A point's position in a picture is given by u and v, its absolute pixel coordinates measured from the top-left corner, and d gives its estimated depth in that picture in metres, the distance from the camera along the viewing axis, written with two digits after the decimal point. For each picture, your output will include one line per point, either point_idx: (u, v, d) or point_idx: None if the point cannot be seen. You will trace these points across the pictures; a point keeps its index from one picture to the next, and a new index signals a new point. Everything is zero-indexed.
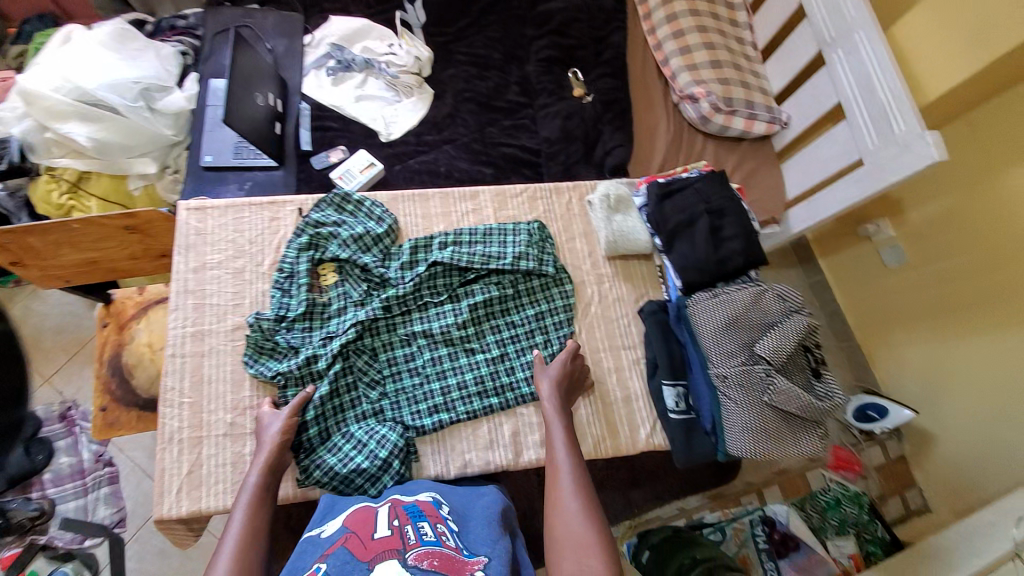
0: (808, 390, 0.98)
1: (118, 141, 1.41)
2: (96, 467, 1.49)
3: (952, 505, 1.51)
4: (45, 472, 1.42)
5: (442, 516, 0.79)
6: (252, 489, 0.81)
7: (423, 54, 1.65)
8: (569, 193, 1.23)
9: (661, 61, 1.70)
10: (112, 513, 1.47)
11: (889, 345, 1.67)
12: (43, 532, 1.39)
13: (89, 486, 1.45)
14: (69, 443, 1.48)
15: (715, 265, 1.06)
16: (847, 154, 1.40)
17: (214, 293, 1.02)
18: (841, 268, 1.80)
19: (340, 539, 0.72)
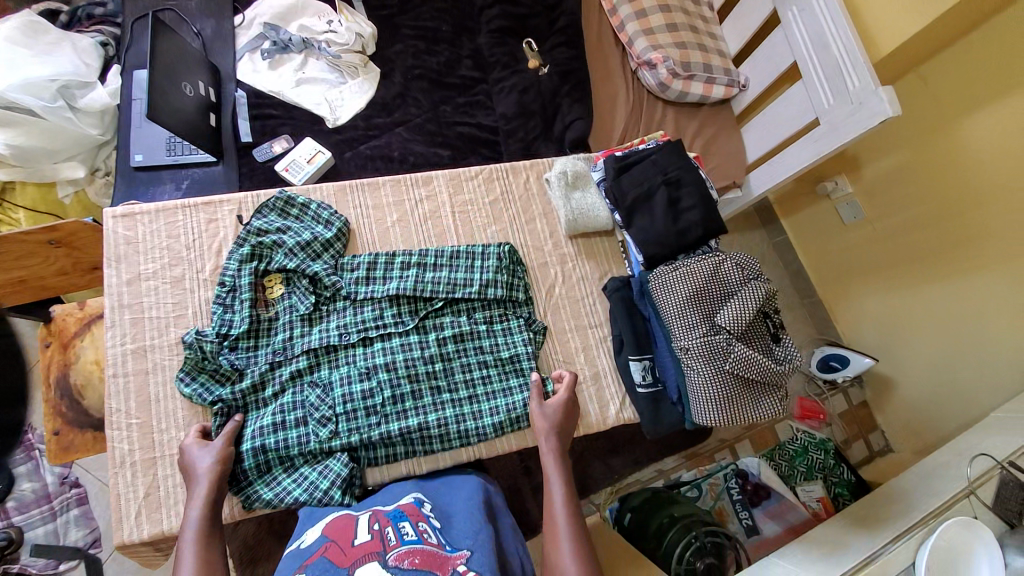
0: (769, 355, 0.99)
1: (40, 146, 1.29)
2: (62, 490, 1.42)
3: (912, 445, 1.60)
4: (8, 501, 1.35)
5: (424, 515, 0.77)
6: (195, 528, 0.76)
7: (364, 30, 1.54)
8: (526, 172, 1.19)
9: (617, 26, 1.64)
10: (85, 534, 1.41)
11: (849, 299, 1.72)
12: (14, 561, 1.32)
13: (58, 510, 1.38)
14: (30, 468, 1.40)
15: (675, 237, 1.05)
16: (803, 114, 1.40)
17: (153, 305, 0.96)
18: (805, 231, 1.83)
19: (319, 548, 0.68)
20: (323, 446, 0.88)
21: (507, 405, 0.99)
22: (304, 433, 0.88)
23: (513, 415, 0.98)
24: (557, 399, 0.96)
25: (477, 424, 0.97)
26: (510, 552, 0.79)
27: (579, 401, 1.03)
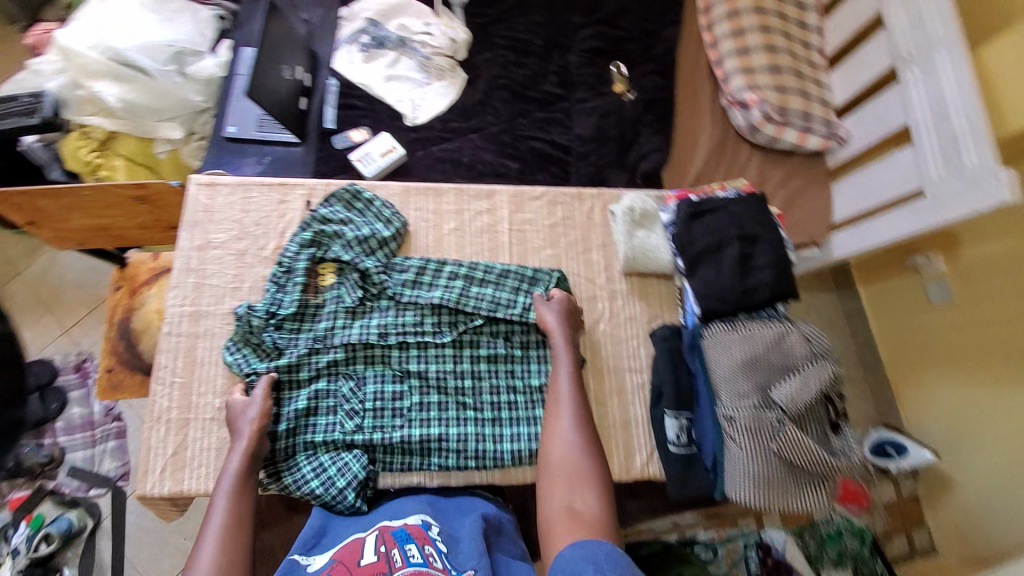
0: (824, 445, 0.90)
1: (146, 103, 1.42)
2: (105, 420, 1.61)
3: (961, 554, 1.42)
4: (57, 421, 1.58)
5: (431, 538, 0.76)
6: (232, 477, 0.80)
7: (458, 36, 1.60)
8: (591, 200, 1.15)
9: (714, 61, 1.57)
10: (116, 466, 1.58)
11: (919, 386, 1.54)
12: (52, 478, 1.55)
13: (96, 439, 1.58)
14: (81, 394, 1.62)
15: (740, 295, 0.97)
16: (905, 181, 1.29)
17: (215, 273, 1.02)
18: (884, 304, 1.64)
19: (327, 569, 0.71)
20: (346, 438, 0.91)
21: (528, 434, 0.96)
22: (333, 420, 0.92)
23: (532, 448, 0.95)
24: (558, 303, 0.98)
25: (495, 449, 0.95)
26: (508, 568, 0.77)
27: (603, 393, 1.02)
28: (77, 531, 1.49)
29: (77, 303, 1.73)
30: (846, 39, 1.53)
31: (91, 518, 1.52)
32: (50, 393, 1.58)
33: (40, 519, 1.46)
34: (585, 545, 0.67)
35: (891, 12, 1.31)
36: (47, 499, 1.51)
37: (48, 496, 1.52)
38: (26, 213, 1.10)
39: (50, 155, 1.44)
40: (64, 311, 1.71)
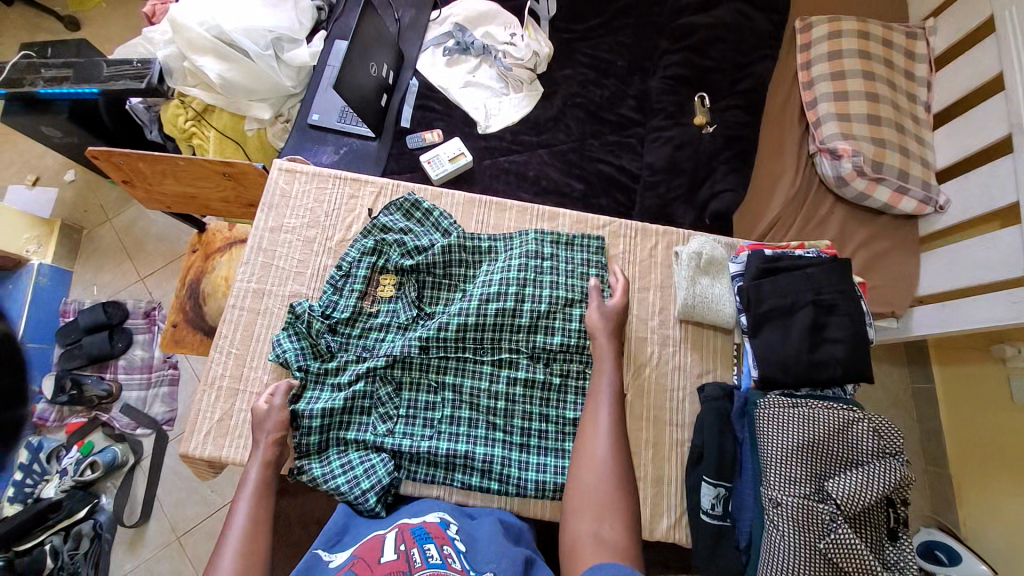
0: (878, 554, 0.82)
1: (242, 83, 1.52)
2: (162, 366, 1.74)
3: None
4: (120, 359, 1.70)
5: (449, 538, 0.74)
6: (252, 486, 0.82)
7: (541, 50, 1.56)
8: (656, 238, 1.10)
9: (808, 102, 1.47)
10: (165, 411, 1.71)
11: (984, 491, 1.35)
12: (106, 411, 1.68)
13: (152, 382, 1.70)
14: (145, 339, 1.75)
15: (807, 367, 0.91)
16: (1009, 265, 1.16)
17: (283, 256, 1.06)
18: (959, 390, 1.46)
19: (348, 563, 0.68)
20: (376, 440, 0.92)
21: (554, 466, 0.93)
22: (368, 422, 0.94)
23: (558, 482, 0.92)
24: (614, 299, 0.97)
25: (520, 476, 0.92)
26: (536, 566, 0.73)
27: (634, 439, 0.97)
28: (119, 464, 1.61)
29: (155, 255, 1.88)
30: (957, 96, 1.39)
31: (134, 455, 1.64)
32: (118, 333, 1.71)
33: (90, 446, 1.62)
34: (603, 568, 0.60)
35: (1013, 76, 1.20)
36: (98, 429, 1.66)
37: (100, 425, 1.66)
38: (126, 173, 1.15)
39: (151, 116, 1.65)
40: (142, 261, 1.86)
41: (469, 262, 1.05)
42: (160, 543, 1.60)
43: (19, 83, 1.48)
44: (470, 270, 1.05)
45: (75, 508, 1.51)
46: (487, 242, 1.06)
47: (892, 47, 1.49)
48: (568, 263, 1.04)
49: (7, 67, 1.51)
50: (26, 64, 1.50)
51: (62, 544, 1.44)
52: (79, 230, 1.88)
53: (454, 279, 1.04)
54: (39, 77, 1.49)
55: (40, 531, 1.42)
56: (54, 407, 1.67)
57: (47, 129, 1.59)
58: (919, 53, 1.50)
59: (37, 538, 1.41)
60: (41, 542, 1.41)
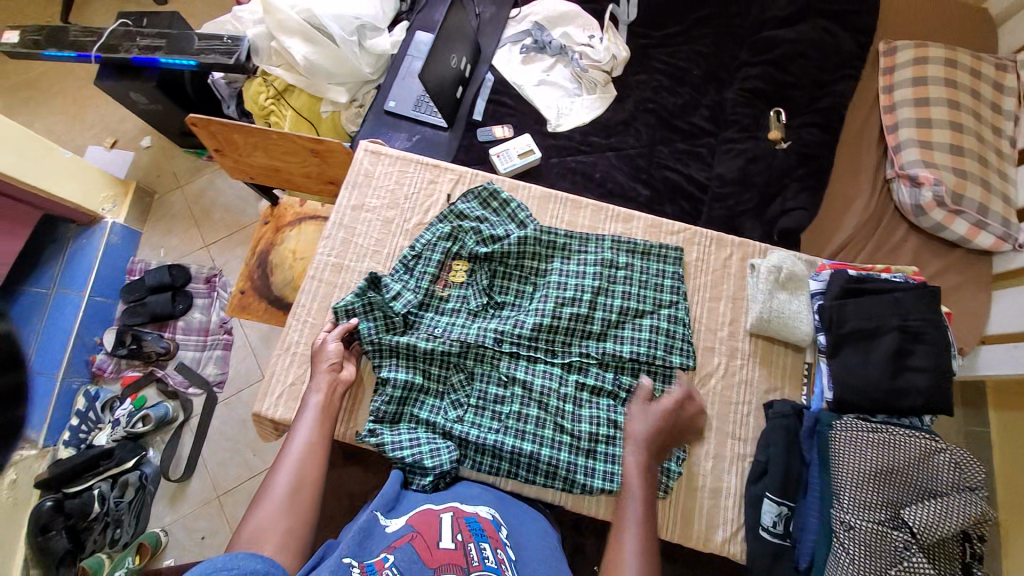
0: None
1: (325, 67, 1.58)
2: (217, 331, 1.81)
3: None
4: (180, 320, 1.79)
5: (502, 540, 0.74)
6: (313, 407, 0.89)
7: (619, 54, 1.58)
8: (731, 248, 1.09)
9: (888, 125, 1.44)
10: (216, 372, 1.77)
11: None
12: (161, 367, 1.75)
13: (207, 345, 1.77)
14: (205, 303, 1.83)
15: (887, 394, 0.88)
16: None
17: (362, 234, 1.09)
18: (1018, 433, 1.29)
19: (407, 535, 0.70)
20: (446, 427, 0.94)
21: (621, 474, 0.93)
22: (439, 405, 0.97)
23: (624, 490, 0.92)
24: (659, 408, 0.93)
25: (586, 480, 0.93)
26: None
27: (695, 451, 0.96)
28: (170, 419, 1.69)
29: (221, 224, 1.95)
30: None
31: (184, 413, 1.71)
32: (180, 296, 1.79)
33: (143, 401, 1.70)
34: None
35: None
36: (152, 385, 1.74)
37: (154, 380, 1.74)
38: (219, 142, 1.20)
39: (230, 91, 1.73)
40: (209, 230, 1.94)
41: (542, 256, 1.06)
42: (199, 501, 1.66)
43: (115, 50, 1.57)
44: (543, 264, 1.06)
45: (125, 458, 1.60)
46: (563, 239, 1.07)
47: (980, 77, 1.43)
48: (642, 274, 1.05)
49: (104, 33, 1.60)
50: (122, 32, 1.60)
51: (109, 490, 1.53)
52: (152, 193, 1.97)
53: (525, 270, 1.05)
54: (134, 45, 1.58)
55: (91, 476, 1.54)
56: (112, 359, 1.74)
57: (134, 95, 1.66)
58: (1009, 86, 1.43)
59: (87, 482, 1.53)
60: (89, 487, 1.52)
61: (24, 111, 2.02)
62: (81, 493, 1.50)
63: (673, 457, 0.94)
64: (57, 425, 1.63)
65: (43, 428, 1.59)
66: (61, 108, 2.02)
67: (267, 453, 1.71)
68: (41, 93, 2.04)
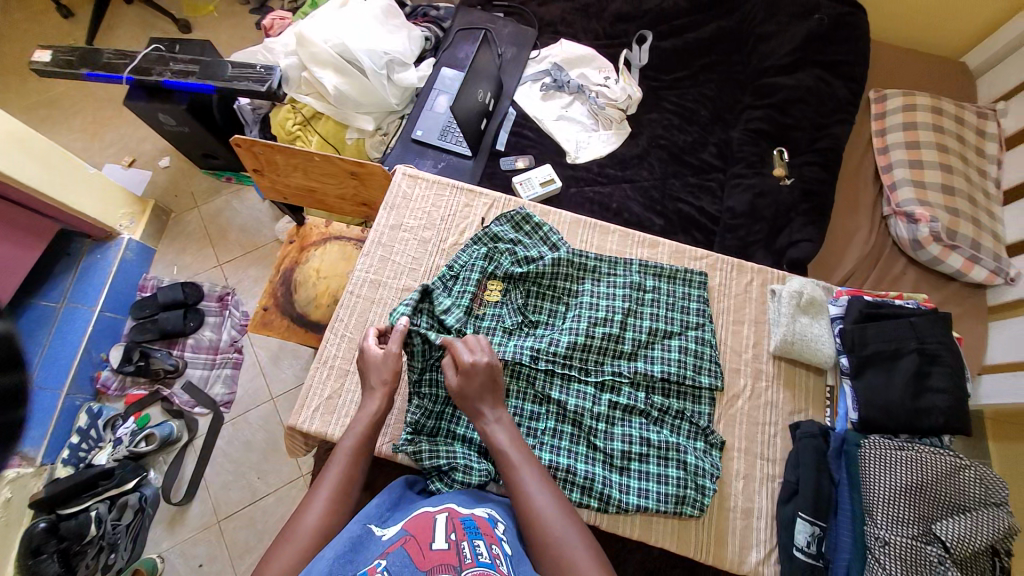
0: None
1: (354, 97, 1.64)
2: (227, 350, 1.76)
3: None
4: (189, 338, 1.73)
5: (497, 537, 0.72)
6: (355, 437, 0.84)
7: (634, 94, 1.68)
8: (751, 275, 1.15)
9: (882, 165, 1.55)
10: (224, 393, 1.70)
11: None
12: (168, 386, 1.68)
13: (217, 364, 1.71)
14: (216, 321, 1.78)
15: (910, 413, 0.93)
16: None
17: (400, 252, 1.15)
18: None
19: (399, 540, 0.67)
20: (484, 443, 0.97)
21: (656, 494, 0.94)
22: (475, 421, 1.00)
23: (660, 508, 0.93)
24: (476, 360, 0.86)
25: (621, 497, 0.93)
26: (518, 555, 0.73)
27: (725, 470, 0.98)
28: (174, 439, 1.61)
29: (236, 242, 1.93)
30: None
31: (189, 433, 1.64)
32: (191, 314, 1.73)
33: (146, 420, 1.62)
34: None
35: None
36: (157, 403, 1.67)
37: (159, 399, 1.67)
38: (259, 162, 1.24)
39: (254, 117, 1.76)
40: (222, 248, 1.91)
41: (574, 277, 1.11)
42: (199, 525, 1.56)
43: (146, 72, 1.58)
44: (575, 285, 1.11)
45: (124, 479, 1.50)
46: (593, 261, 1.12)
47: (964, 124, 1.56)
48: (669, 296, 1.10)
49: (137, 56, 1.61)
50: (156, 56, 1.61)
51: (106, 512, 1.42)
52: (169, 212, 1.94)
53: (558, 291, 1.10)
54: (166, 69, 1.59)
55: (87, 497, 1.42)
56: (116, 375, 1.67)
57: (162, 117, 1.66)
58: (989, 132, 1.56)
59: (83, 504, 1.41)
60: (86, 508, 1.41)
61: (40, 128, 2.01)
62: (77, 515, 1.39)
63: (708, 475, 0.96)
64: (56, 442, 1.55)
65: (42, 445, 1.50)
66: (79, 126, 2.03)
67: (273, 476, 1.62)
68: (58, 111, 2.05)
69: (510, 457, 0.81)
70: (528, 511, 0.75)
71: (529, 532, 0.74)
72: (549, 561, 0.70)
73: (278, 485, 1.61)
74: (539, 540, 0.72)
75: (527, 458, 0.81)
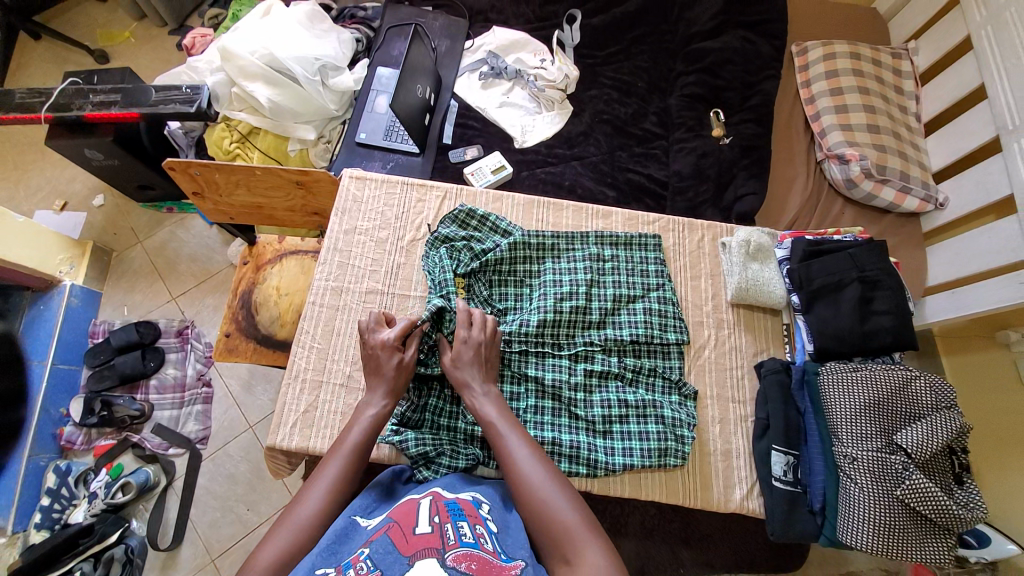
0: (951, 495, 0.90)
1: (290, 108, 1.59)
2: (195, 385, 1.68)
3: None
4: (152, 379, 1.64)
5: (481, 517, 0.73)
6: (359, 438, 0.83)
7: (572, 72, 1.70)
8: (702, 231, 1.21)
9: (811, 114, 1.63)
10: (198, 429, 1.64)
11: (1008, 475, 1.26)
12: (137, 432, 1.60)
13: (185, 401, 1.64)
14: (178, 357, 1.70)
15: (860, 337, 1.01)
16: (1008, 254, 1.24)
17: (358, 256, 1.14)
18: (968, 378, 1.39)
19: (383, 527, 0.67)
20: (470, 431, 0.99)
21: (640, 450, 0.97)
22: (458, 410, 1.01)
23: (645, 463, 0.96)
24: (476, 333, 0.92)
25: (607, 460, 0.96)
26: (506, 529, 0.73)
27: (701, 419, 1.03)
28: (152, 485, 1.53)
29: (187, 273, 1.85)
30: (942, 108, 1.56)
31: (166, 476, 1.56)
32: (150, 353, 1.65)
33: (120, 468, 1.55)
34: None
35: (994, 84, 1.36)
36: (128, 451, 1.59)
37: (129, 447, 1.59)
38: (198, 184, 1.20)
39: (188, 141, 1.68)
40: (173, 281, 1.83)
41: (533, 258, 1.13)
42: (193, 568, 1.50)
43: (65, 108, 1.49)
44: (535, 266, 1.12)
45: (107, 533, 1.43)
46: (551, 239, 1.14)
47: (881, 65, 1.66)
48: (628, 262, 1.14)
49: (52, 91, 1.52)
50: (72, 90, 1.53)
51: (91, 571, 1.36)
52: (109, 252, 1.84)
53: (519, 274, 1.11)
54: (86, 101, 1.51)
55: (68, 558, 1.36)
56: (81, 430, 1.58)
57: (88, 152, 1.57)
58: (905, 71, 1.67)
59: (65, 565, 1.35)
60: (68, 570, 1.35)
61: None
62: None
63: (685, 425, 1.00)
64: (26, 508, 1.46)
65: (9, 513, 1.42)
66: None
67: (264, 505, 1.58)
68: None
69: (498, 428, 0.82)
70: (517, 480, 0.76)
71: (520, 498, 0.74)
72: (540, 523, 0.71)
73: (269, 513, 1.56)
74: (529, 506, 0.73)
75: (515, 429, 0.82)
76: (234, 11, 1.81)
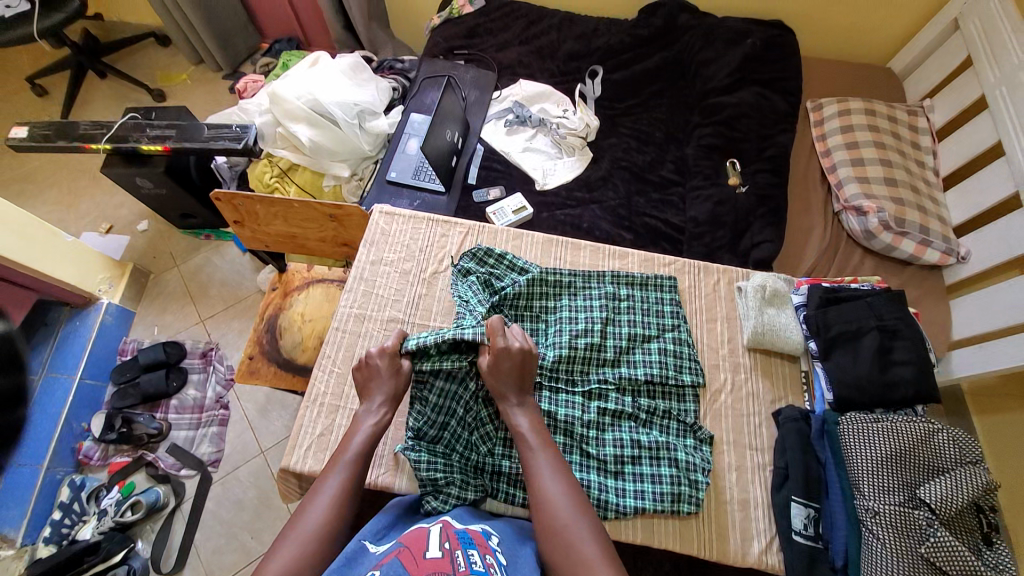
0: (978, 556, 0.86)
1: (329, 147, 1.71)
2: (213, 407, 1.72)
3: None
4: (173, 398, 1.69)
5: (491, 548, 0.73)
6: (361, 440, 0.88)
7: (592, 122, 1.80)
8: (717, 275, 1.22)
9: (828, 167, 1.68)
10: (211, 451, 1.66)
11: None
12: (152, 450, 1.63)
13: (202, 422, 1.67)
14: (200, 378, 1.75)
15: (881, 387, 1.00)
16: None
17: (382, 285, 1.19)
18: (1001, 438, 1.33)
19: (393, 551, 0.67)
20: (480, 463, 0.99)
21: (652, 493, 0.96)
22: (472, 441, 1.00)
23: (657, 507, 0.94)
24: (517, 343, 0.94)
25: (617, 502, 0.95)
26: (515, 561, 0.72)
27: (717, 465, 1.01)
28: (161, 506, 1.54)
29: (217, 297, 1.93)
30: (960, 163, 1.58)
31: (176, 497, 1.57)
32: (174, 372, 1.70)
33: (132, 486, 1.55)
34: None
35: (1011, 142, 1.38)
36: (141, 469, 1.61)
37: (143, 465, 1.61)
38: (240, 214, 1.29)
39: (231, 174, 1.81)
40: (204, 304, 1.91)
41: (549, 295, 1.16)
42: None
43: (123, 140, 1.63)
44: (551, 303, 1.15)
45: (112, 551, 1.43)
46: (568, 277, 1.17)
47: (896, 122, 1.71)
48: (644, 302, 1.16)
49: (114, 125, 1.67)
50: (132, 124, 1.67)
51: None
52: (147, 274, 1.94)
53: (535, 310, 1.14)
54: (143, 135, 1.64)
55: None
56: (99, 445, 1.61)
57: (139, 180, 1.70)
58: (921, 127, 1.71)
59: None
60: None
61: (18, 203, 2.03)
62: None
63: (699, 469, 0.99)
64: (38, 520, 1.48)
65: (21, 525, 1.44)
66: (56, 199, 2.05)
67: (268, 533, 1.56)
68: (36, 186, 2.07)
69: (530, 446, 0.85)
70: (541, 496, 0.78)
71: (540, 518, 0.76)
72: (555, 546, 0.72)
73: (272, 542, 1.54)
74: (547, 526, 0.74)
75: (546, 446, 0.85)
76: (285, 61, 1.99)
